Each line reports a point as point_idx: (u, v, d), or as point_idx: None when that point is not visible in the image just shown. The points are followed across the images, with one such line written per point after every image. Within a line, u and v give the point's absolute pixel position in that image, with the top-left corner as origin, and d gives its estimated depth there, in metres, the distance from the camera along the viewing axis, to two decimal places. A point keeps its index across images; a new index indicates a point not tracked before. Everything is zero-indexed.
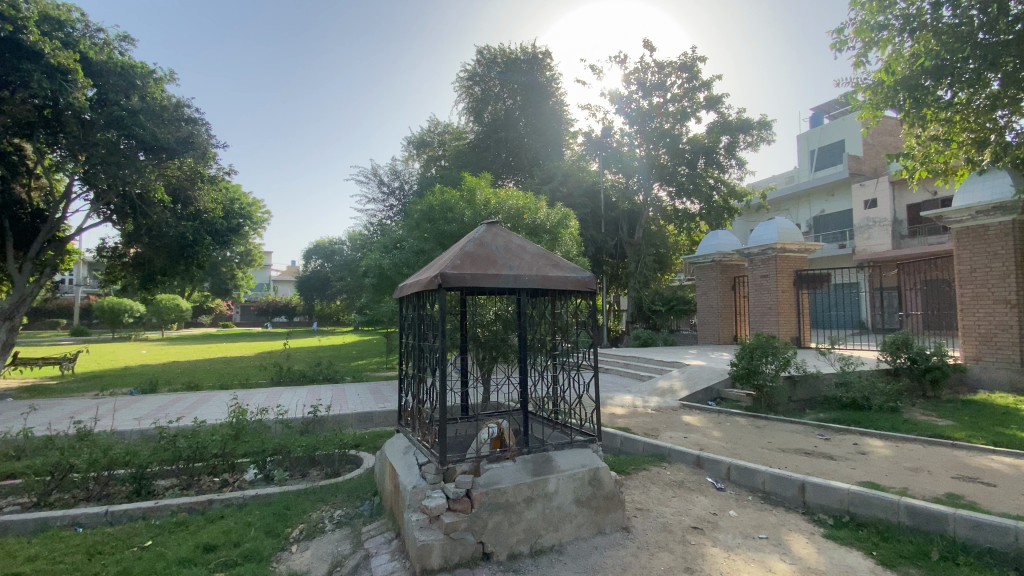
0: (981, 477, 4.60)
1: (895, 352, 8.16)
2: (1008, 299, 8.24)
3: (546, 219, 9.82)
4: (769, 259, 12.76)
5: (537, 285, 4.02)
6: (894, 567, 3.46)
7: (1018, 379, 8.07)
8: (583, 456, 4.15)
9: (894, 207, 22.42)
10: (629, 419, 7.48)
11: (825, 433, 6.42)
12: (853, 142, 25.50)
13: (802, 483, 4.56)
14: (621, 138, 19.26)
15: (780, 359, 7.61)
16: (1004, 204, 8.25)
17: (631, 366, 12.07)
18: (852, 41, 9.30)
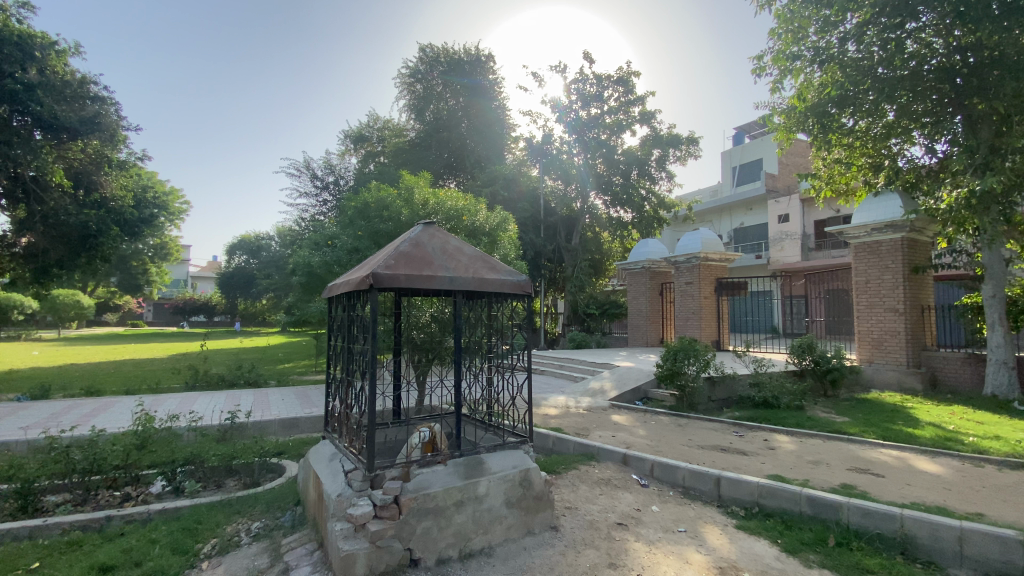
0: (871, 469, 5.12)
1: (801, 355, 8.90)
2: (896, 307, 9.23)
3: (484, 221, 9.82)
4: (693, 266, 13.54)
5: (473, 287, 4.01)
6: (795, 554, 3.77)
7: (904, 379, 9.05)
8: (515, 458, 4.19)
9: (803, 222, 24.52)
10: (561, 419, 7.64)
11: (740, 430, 6.90)
12: (769, 162, 27.64)
13: (717, 477, 4.86)
14: (561, 145, 19.70)
15: (701, 360, 8.07)
16: (895, 222, 9.24)
17: (565, 367, 12.35)
18: (770, 68, 10.06)
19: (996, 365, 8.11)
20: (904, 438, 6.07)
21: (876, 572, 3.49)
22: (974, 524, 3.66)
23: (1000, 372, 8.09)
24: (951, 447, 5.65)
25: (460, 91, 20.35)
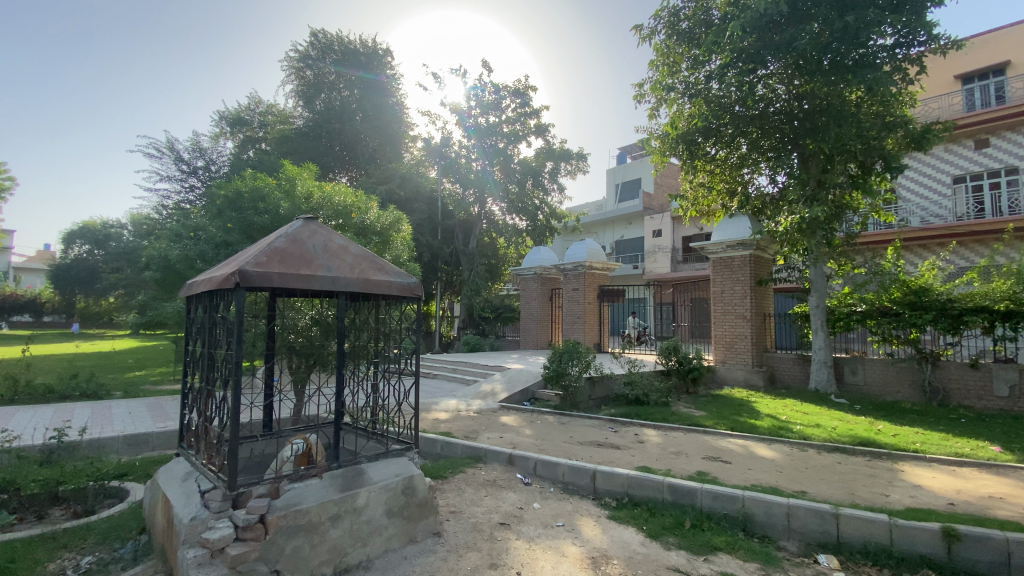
0: (722, 457, 5.83)
1: (668, 356, 9.88)
2: (745, 314, 10.62)
3: (376, 220, 9.36)
4: (579, 274, 14.33)
5: (358, 288, 3.85)
6: (658, 538, 4.15)
7: (750, 377, 10.40)
8: (398, 466, 4.10)
9: (673, 238, 27.24)
10: (450, 423, 7.62)
11: (615, 426, 7.44)
12: (646, 181, 30.34)
13: (593, 471, 5.19)
14: (459, 149, 19.77)
15: (583, 361, 8.65)
16: (745, 241, 10.63)
17: (456, 371, 12.32)
18: (648, 96, 11.08)
19: (819, 364, 9.68)
20: (749, 428, 6.99)
21: (723, 548, 3.97)
22: (799, 501, 4.29)
23: (822, 370, 9.67)
24: (784, 435, 6.63)
25: (355, 83, 19.49)
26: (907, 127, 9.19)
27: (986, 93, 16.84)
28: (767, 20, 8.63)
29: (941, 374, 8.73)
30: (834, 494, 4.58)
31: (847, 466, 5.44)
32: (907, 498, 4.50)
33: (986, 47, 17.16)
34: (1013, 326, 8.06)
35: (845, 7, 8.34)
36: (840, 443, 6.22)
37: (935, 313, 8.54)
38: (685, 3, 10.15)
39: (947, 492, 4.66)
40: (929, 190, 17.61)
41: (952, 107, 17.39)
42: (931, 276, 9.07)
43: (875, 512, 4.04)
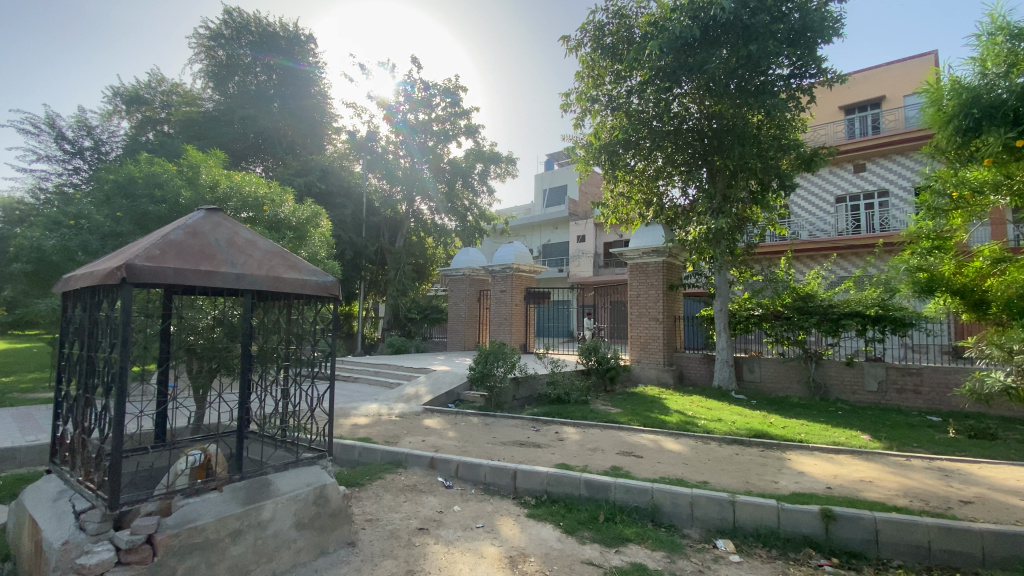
0: (635, 452, 6.15)
1: (589, 356, 10.28)
2: (658, 316, 11.28)
3: (292, 214, 8.80)
4: (507, 276, 14.46)
5: (267, 286, 3.63)
6: (574, 533, 4.28)
7: (662, 375, 11.05)
8: (308, 475, 3.91)
9: (596, 243, 28.37)
10: (370, 428, 7.38)
11: (537, 425, 7.59)
12: (572, 188, 31.35)
13: (514, 471, 5.27)
14: (385, 145, 19.17)
15: (508, 362, 8.76)
16: (659, 248, 11.32)
17: (379, 374, 11.94)
18: (574, 105, 11.45)
19: (722, 363, 10.49)
20: (660, 424, 7.42)
21: (633, 539, 4.18)
22: (702, 491, 4.62)
23: (724, 368, 10.49)
24: (690, 430, 7.11)
25: (274, 68, 18.30)
26: (799, 150, 10.20)
27: (863, 124, 19.17)
28: (682, 42, 9.29)
29: (823, 371, 9.80)
30: (732, 483, 4.98)
31: (744, 457, 5.95)
32: (793, 484, 5.00)
33: (865, 83, 19.51)
34: (880, 329, 9.21)
35: (749, 36, 9.16)
36: (738, 435, 6.78)
37: (819, 317, 9.58)
38: (609, 19, 10.59)
39: (825, 477, 5.24)
40: (817, 208, 19.73)
41: (836, 135, 19.62)
42: (815, 284, 10.21)
43: (766, 498, 4.42)
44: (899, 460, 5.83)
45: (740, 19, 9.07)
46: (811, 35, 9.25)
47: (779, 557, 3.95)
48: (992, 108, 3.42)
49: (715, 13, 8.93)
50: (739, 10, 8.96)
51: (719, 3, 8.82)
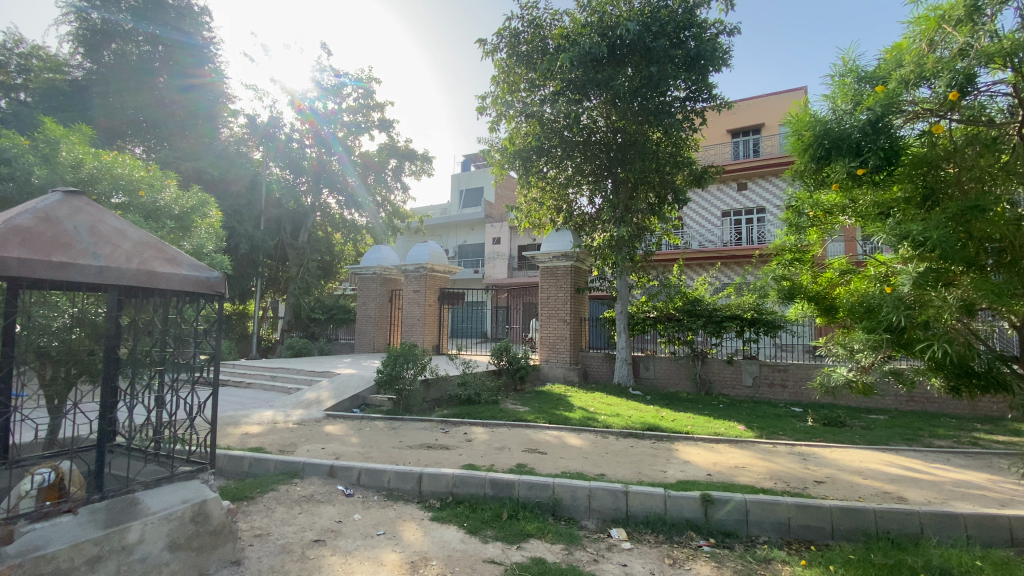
0: (540, 449, 6.33)
1: (500, 356, 10.43)
2: (565, 317, 11.74)
3: (174, 202, 7.92)
4: (420, 276, 14.19)
5: (137, 280, 3.25)
6: (477, 533, 4.31)
7: (568, 374, 11.54)
8: (186, 491, 3.56)
9: (510, 246, 28.85)
10: (263, 437, 6.86)
11: (445, 426, 7.54)
12: (488, 190, 31.67)
13: (419, 475, 5.20)
14: (290, 132, 18.15)
15: (418, 364, 8.61)
16: (567, 253, 11.73)
17: (276, 378, 11.12)
18: (489, 109, 11.57)
19: (621, 362, 11.15)
20: (564, 421, 7.71)
21: (534, 534, 4.30)
22: (598, 483, 4.88)
23: (623, 366, 11.15)
24: (591, 425, 7.47)
25: (160, 39, 16.06)
26: (691, 167, 11.13)
27: (746, 147, 21.45)
28: (591, 58, 9.81)
29: (708, 368, 10.80)
30: (626, 474, 5.30)
31: (637, 449, 6.37)
32: (679, 472, 5.44)
33: (748, 111, 21.83)
34: (755, 330, 10.38)
35: (651, 57, 9.89)
36: (634, 429, 7.25)
37: (705, 319, 10.60)
38: (524, 27, 10.86)
39: (707, 465, 5.75)
40: (706, 220, 21.68)
41: (724, 155, 21.78)
42: (703, 290, 11.23)
43: (655, 487, 4.77)
44: (767, 447, 6.58)
45: (644, 42, 9.75)
46: (704, 63, 10.08)
47: (665, 541, 4.28)
48: (840, 141, 3.32)
49: (620, 33, 9.55)
50: (641, 33, 9.67)
51: (624, 24, 9.44)
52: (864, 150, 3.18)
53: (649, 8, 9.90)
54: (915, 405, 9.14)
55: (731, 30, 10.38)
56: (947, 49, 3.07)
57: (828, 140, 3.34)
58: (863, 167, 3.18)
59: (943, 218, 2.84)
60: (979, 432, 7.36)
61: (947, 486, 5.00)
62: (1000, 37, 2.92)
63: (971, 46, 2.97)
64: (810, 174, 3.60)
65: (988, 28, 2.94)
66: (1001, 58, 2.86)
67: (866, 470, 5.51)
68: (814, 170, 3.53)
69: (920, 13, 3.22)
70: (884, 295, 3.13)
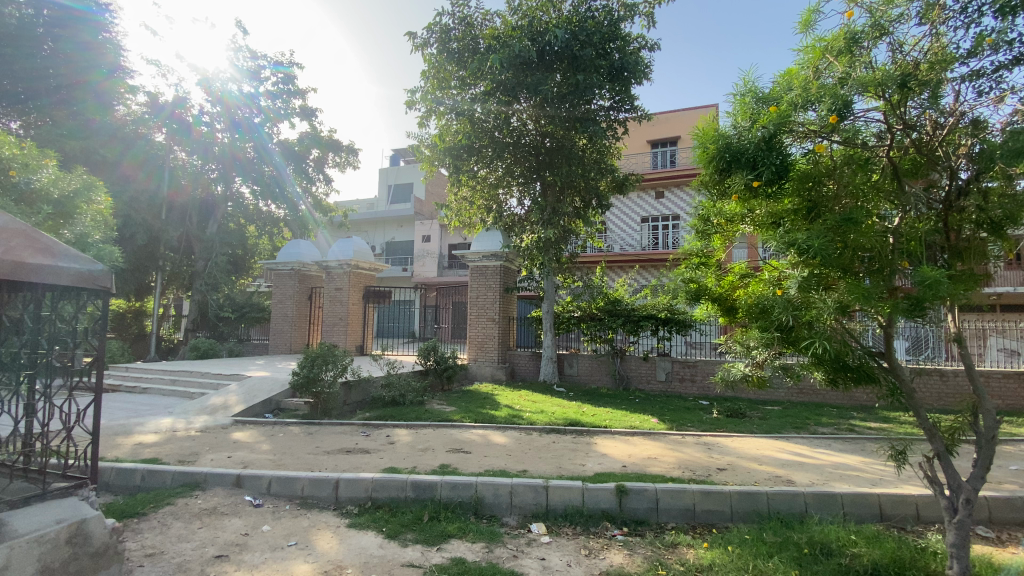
0: (464, 448, 6.31)
1: (427, 356, 10.30)
2: (493, 316, 11.79)
3: (52, 184, 7.01)
4: (343, 273, 13.60)
5: (1, 271, 2.83)
6: (396, 537, 4.21)
7: (495, 373, 11.60)
8: (61, 510, 3.17)
9: (439, 244, 28.53)
10: (160, 447, 6.24)
11: (366, 429, 7.29)
12: (418, 187, 31.11)
13: (335, 480, 4.99)
14: (200, 113, 16.66)
15: (338, 366, 8.24)
16: (497, 253, 11.76)
17: (178, 383, 10.16)
18: (419, 105, 11.35)
19: (547, 359, 11.40)
20: (489, 420, 7.73)
21: (455, 534, 4.28)
22: (520, 479, 4.95)
23: (548, 364, 11.40)
24: (516, 423, 7.57)
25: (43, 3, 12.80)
26: (615, 174, 11.63)
27: (664, 157, 22.81)
28: (521, 61, 9.91)
29: (626, 365, 11.34)
30: (547, 469, 5.43)
31: (559, 444, 6.53)
32: (597, 465, 5.66)
33: (667, 123, 23.13)
34: (668, 329, 11.11)
35: (578, 65, 10.19)
36: (556, 425, 7.44)
37: (623, 318, 11.17)
38: (456, 24, 10.78)
39: (623, 457, 6.03)
40: (627, 225, 22.75)
41: (645, 164, 22.97)
42: (623, 291, 11.78)
43: (574, 481, 4.93)
44: (678, 438, 7.02)
45: (571, 50, 10.05)
46: (627, 75, 10.52)
47: (582, 532, 4.43)
48: (738, 154, 3.61)
49: (550, 39, 9.80)
50: (569, 41, 9.95)
51: (553, 31, 9.70)
52: (759, 164, 3.48)
53: (577, 16, 10.22)
54: (804, 397, 10.18)
55: (652, 46, 10.96)
56: (829, 77, 3.44)
57: (729, 153, 3.62)
58: (758, 179, 3.49)
59: (823, 228, 3.17)
60: (854, 419, 8.34)
61: (828, 469, 5.59)
62: (871, 70, 3.32)
63: (847, 76, 3.35)
64: (714, 185, 3.88)
65: (862, 60, 3.35)
66: (871, 88, 3.24)
67: (761, 457, 6.04)
68: (717, 181, 3.80)
69: (807, 44, 3.58)
70: (775, 296, 3.42)
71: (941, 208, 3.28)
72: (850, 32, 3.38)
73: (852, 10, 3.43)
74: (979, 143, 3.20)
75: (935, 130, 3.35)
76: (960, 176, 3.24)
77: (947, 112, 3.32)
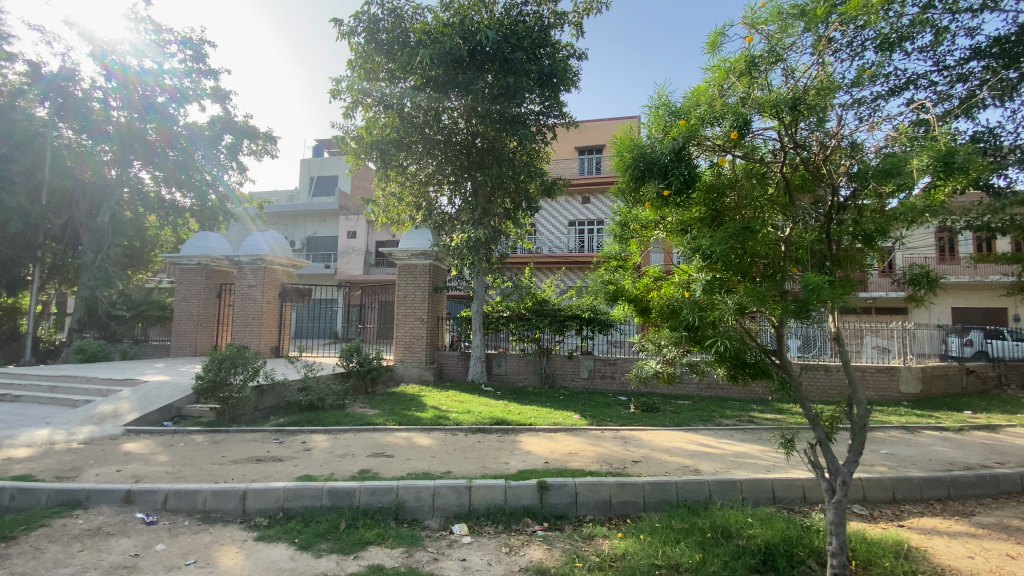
0: (386, 452, 6.14)
1: (349, 357, 9.91)
2: (421, 317, 11.57)
3: None
4: (258, 269, 12.75)
5: None
6: (309, 548, 4.01)
7: (423, 374, 11.41)
8: None
9: (366, 241, 27.63)
10: (33, 463, 5.50)
11: (280, 436, 6.88)
12: (343, 181, 29.91)
13: (243, 491, 4.66)
14: (91, 87, 14.80)
15: (249, 369, 7.70)
16: (426, 252, 11.56)
17: (57, 390, 9.01)
18: (344, 94, 10.91)
19: (476, 359, 11.39)
20: (414, 422, 7.59)
21: (373, 541, 4.15)
22: (443, 481, 4.90)
23: (477, 364, 11.41)
24: (441, 424, 7.49)
25: None
26: (543, 178, 11.88)
27: (590, 164, 23.63)
28: (451, 58, 9.84)
29: (552, 364, 11.63)
30: (471, 469, 5.42)
31: (484, 444, 6.55)
32: (520, 463, 5.74)
33: (593, 131, 24.00)
34: (591, 329, 11.54)
35: (509, 68, 10.26)
36: (482, 425, 7.45)
37: (550, 318, 11.46)
38: (384, 15, 10.46)
39: (545, 454, 6.16)
40: (555, 228, 23.29)
41: (572, 169, 23.68)
42: (550, 292, 12.02)
43: (497, 480, 4.96)
44: (598, 433, 7.30)
45: (502, 52, 10.12)
46: (556, 82, 10.64)
47: (504, 530, 4.47)
48: (651, 163, 3.79)
49: (481, 39, 9.78)
50: (500, 43, 10.03)
51: (484, 31, 9.70)
52: (670, 173, 3.69)
53: (508, 19, 10.34)
54: (711, 391, 10.98)
55: (580, 55, 11.30)
56: (732, 95, 3.73)
57: (643, 162, 3.80)
58: (669, 188, 3.70)
59: (725, 235, 3.43)
60: (753, 411, 9.13)
61: (730, 457, 6.06)
62: (766, 92, 3.65)
63: (747, 96, 3.66)
64: (629, 192, 4.07)
65: (760, 83, 3.67)
66: (767, 109, 3.56)
67: (672, 449, 6.43)
68: (633, 188, 3.98)
69: (715, 63, 3.85)
70: (684, 297, 3.65)
71: (824, 220, 3.65)
72: (750, 56, 3.70)
73: (752, 35, 3.75)
74: (856, 164, 3.59)
75: (820, 151, 3.73)
76: (841, 193, 3.62)
77: (831, 135, 3.71)
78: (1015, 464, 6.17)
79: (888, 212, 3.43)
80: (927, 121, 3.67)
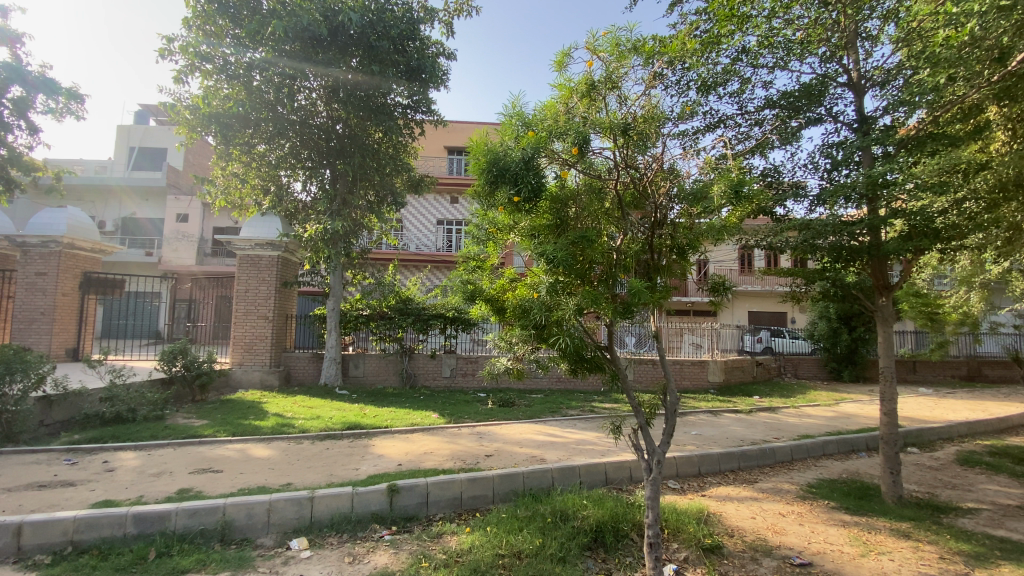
0: (213, 467, 5.45)
1: (172, 361, 8.59)
2: (267, 315, 10.53)
3: None
4: (49, 253, 10.43)
5: None
6: None
7: (266, 378, 10.35)
8: None
9: (201, 226, 24.46)
10: None
11: (72, 456, 5.71)
12: (175, 156, 25.96)
13: (15, 526, 3.80)
14: None
15: (32, 376, 6.22)
16: (273, 243, 10.53)
17: None
18: (175, 55, 9.46)
19: (331, 360, 10.58)
20: (252, 431, 6.86)
21: (191, 569, 3.65)
22: (280, 494, 4.51)
23: (332, 365, 10.61)
24: (285, 431, 6.90)
25: None
26: (409, 174, 11.65)
27: (459, 165, 23.82)
28: (309, 34, 9.08)
29: (414, 363, 11.46)
30: (314, 479, 5.08)
31: (332, 450, 6.19)
32: (371, 467, 5.54)
33: (462, 132, 24.23)
34: (454, 328, 11.68)
35: (375, 55, 9.79)
36: (331, 430, 7.03)
37: (414, 317, 11.33)
38: None
39: (398, 456, 6.03)
40: (421, 226, 23.03)
41: (440, 168, 23.63)
42: (414, 290, 11.87)
43: (343, 487, 4.72)
44: (454, 430, 7.38)
45: (367, 38, 9.59)
46: (425, 77, 10.49)
47: (348, 539, 4.27)
48: (504, 170, 3.95)
49: (342, 20, 9.08)
50: (365, 28, 9.46)
51: (348, 12, 9.05)
52: (520, 181, 3.89)
53: (374, 4, 9.68)
54: (560, 384, 11.83)
55: (449, 55, 11.28)
56: (576, 114, 4.07)
57: (496, 168, 3.95)
58: (518, 195, 3.89)
59: (566, 242, 3.71)
60: (594, 402, 10.06)
61: (573, 445, 6.58)
62: (604, 115, 4.04)
63: (588, 116, 4.02)
64: (484, 195, 4.18)
65: (598, 106, 4.06)
66: (604, 130, 3.94)
67: (522, 441, 6.78)
68: (488, 192, 4.11)
69: (561, 82, 4.14)
70: (532, 298, 3.85)
71: (649, 233, 4.14)
72: (591, 80, 4.05)
73: (593, 61, 4.09)
74: (675, 186, 4.11)
75: (647, 171, 4.21)
76: (662, 210, 4.13)
77: (656, 159, 4.22)
78: (786, 438, 7.70)
79: (697, 228, 4.01)
80: (727, 155, 4.36)
